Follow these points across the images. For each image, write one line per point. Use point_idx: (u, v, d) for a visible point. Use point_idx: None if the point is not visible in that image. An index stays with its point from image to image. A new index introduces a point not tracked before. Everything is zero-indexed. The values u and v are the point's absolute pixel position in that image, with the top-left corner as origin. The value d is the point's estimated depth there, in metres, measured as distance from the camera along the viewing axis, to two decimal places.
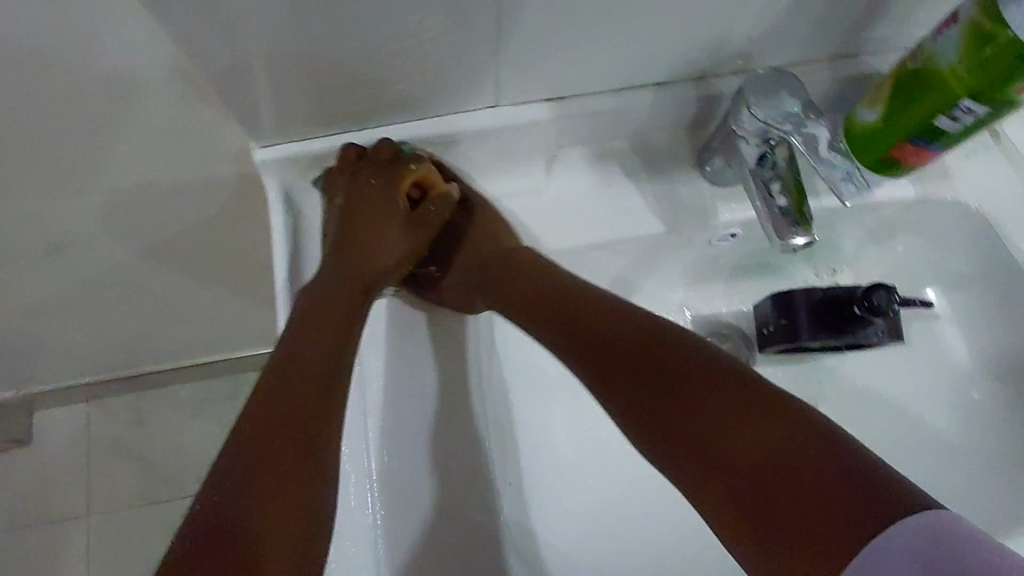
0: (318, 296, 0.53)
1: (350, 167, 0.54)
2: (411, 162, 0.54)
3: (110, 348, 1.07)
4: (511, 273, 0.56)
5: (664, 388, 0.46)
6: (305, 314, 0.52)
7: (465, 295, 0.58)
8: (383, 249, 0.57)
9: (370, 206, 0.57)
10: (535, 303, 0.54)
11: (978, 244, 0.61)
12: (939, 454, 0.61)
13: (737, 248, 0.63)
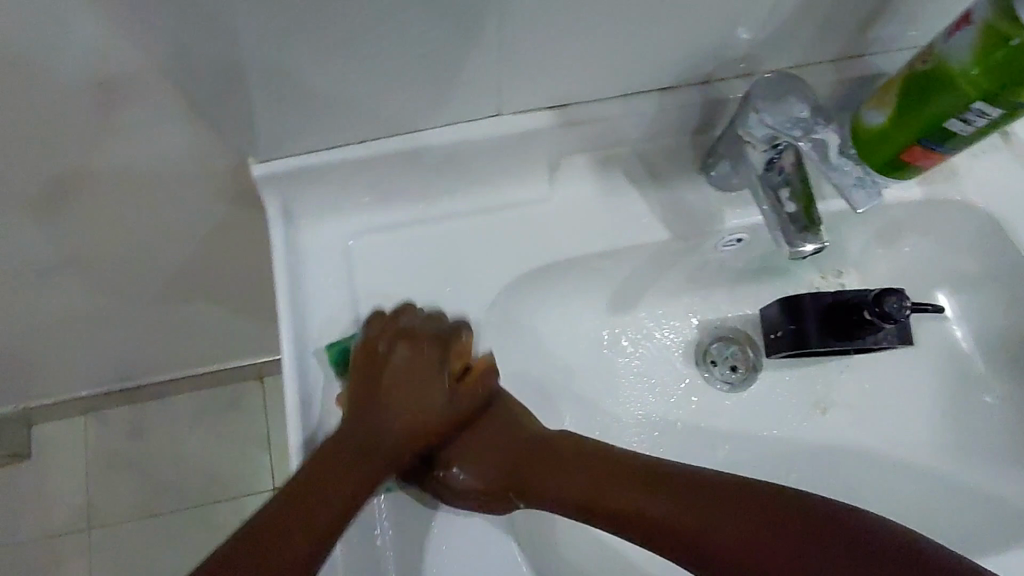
0: (347, 447, 0.48)
1: (396, 330, 0.51)
2: (461, 342, 0.51)
3: (108, 362, 1.06)
4: (537, 467, 0.50)
5: (661, 516, 0.45)
6: (333, 455, 0.47)
7: (487, 487, 0.50)
8: (414, 406, 0.49)
9: (407, 370, 0.50)
10: (558, 479, 0.49)
11: (985, 244, 0.60)
12: (949, 457, 0.61)
13: (742, 252, 0.62)
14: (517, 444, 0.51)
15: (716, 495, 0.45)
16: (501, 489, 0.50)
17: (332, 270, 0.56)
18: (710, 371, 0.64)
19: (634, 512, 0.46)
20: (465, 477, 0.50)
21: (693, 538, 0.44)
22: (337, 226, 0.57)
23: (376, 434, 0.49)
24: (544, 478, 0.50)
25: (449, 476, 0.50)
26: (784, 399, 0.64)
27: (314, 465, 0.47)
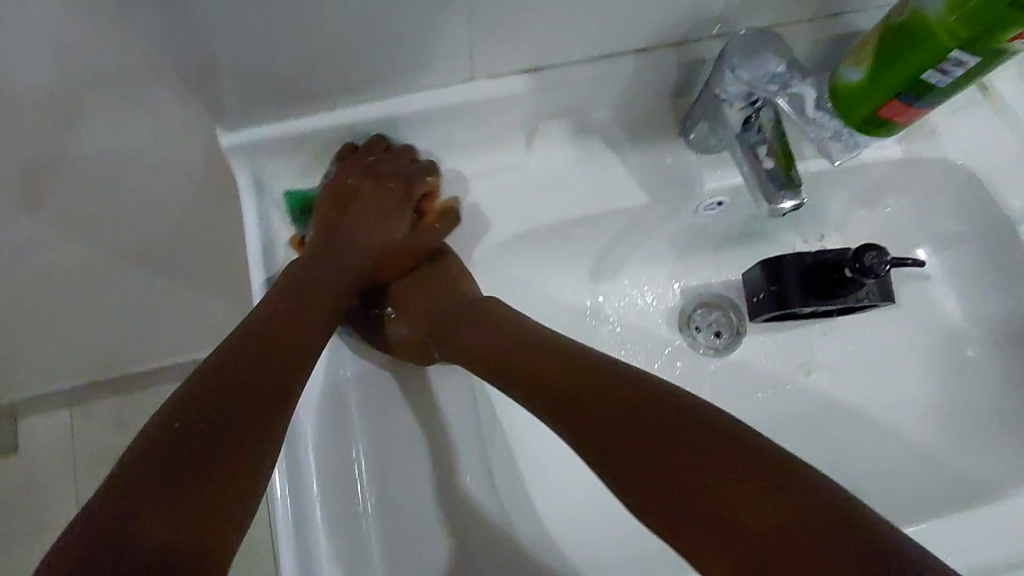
0: (301, 284, 0.51)
1: (365, 163, 0.53)
2: (429, 181, 0.54)
3: (90, 353, 1.04)
4: (465, 316, 0.53)
5: (603, 414, 0.43)
6: (286, 292, 0.50)
7: (417, 331, 0.54)
8: (374, 245, 0.55)
9: (369, 205, 0.54)
10: (488, 330, 0.52)
11: (966, 201, 0.60)
12: (934, 415, 0.61)
13: (724, 217, 0.62)
14: (455, 302, 0.55)
15: (660, 407, 0.41)
16: (434, 334, 0.54)
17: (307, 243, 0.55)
18: (694, 336, 0.64)
19: (575, 407, 0.44)
20: (400, 328, 0.54)
21: (634, 449, 0.41)
22: (312, 199, 0.56)
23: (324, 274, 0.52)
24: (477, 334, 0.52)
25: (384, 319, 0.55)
26: (768, 363, 0.64)
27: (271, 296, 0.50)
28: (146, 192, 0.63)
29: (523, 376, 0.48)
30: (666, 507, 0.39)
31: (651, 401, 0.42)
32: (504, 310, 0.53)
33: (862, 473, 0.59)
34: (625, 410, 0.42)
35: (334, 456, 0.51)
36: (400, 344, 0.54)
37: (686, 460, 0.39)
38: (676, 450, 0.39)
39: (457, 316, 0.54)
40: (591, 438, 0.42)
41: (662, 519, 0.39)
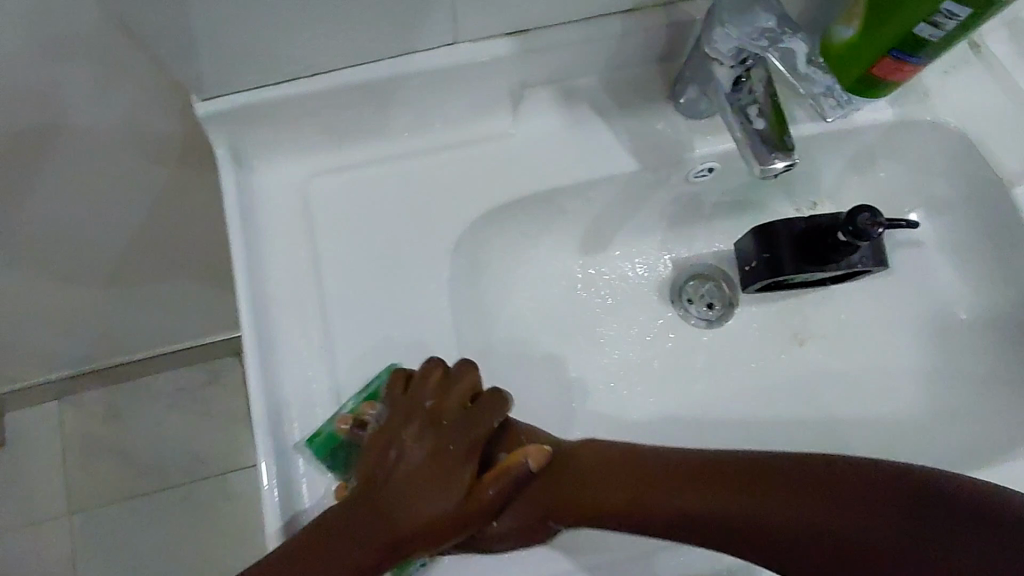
0: (364, 523, 0.40)
1: (424, 411, 0.43)
2: (495, 415, 0.43)
3: (75, 344, 1.02)
4: (567, 496, 0.42)
5: (748, 522, 0.37)
6: (329, 539, 0.40)
7: (525, 523, 0.43)
8: (437, 510, 0.40)
9: (431, 466, 0.41)
10: (596, 493, 0.42)
11: (959, 164, 0.59)
12: (931, 381, 0.60)
13: (715, 184, 0.61)
14: (559, 493, 0.42)
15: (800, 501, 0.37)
16: (538, 526, 0.43)
17: (287, 213, 0.53)
18: (687, 308, 0.63)
19: (721, 531, 0.38)
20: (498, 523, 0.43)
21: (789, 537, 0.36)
22: (293, 168, 0.55)
23: (397, 535, 0.40)
24: (585, 503, 0.42)
25: (482, 531, 0.43)
26: (762, 333, 0.63)
27: (317, 524, 0.41)
28: (122, 169, 0.61)
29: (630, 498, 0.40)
30: None
31: (784, 480, 0.38)
32: (631, 461, 0.42)
33: (859, 440, 0.58)
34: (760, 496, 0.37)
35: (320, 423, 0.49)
36: (507, 542, 0.43)
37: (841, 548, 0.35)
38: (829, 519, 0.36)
39: (571, 508, 0.42)
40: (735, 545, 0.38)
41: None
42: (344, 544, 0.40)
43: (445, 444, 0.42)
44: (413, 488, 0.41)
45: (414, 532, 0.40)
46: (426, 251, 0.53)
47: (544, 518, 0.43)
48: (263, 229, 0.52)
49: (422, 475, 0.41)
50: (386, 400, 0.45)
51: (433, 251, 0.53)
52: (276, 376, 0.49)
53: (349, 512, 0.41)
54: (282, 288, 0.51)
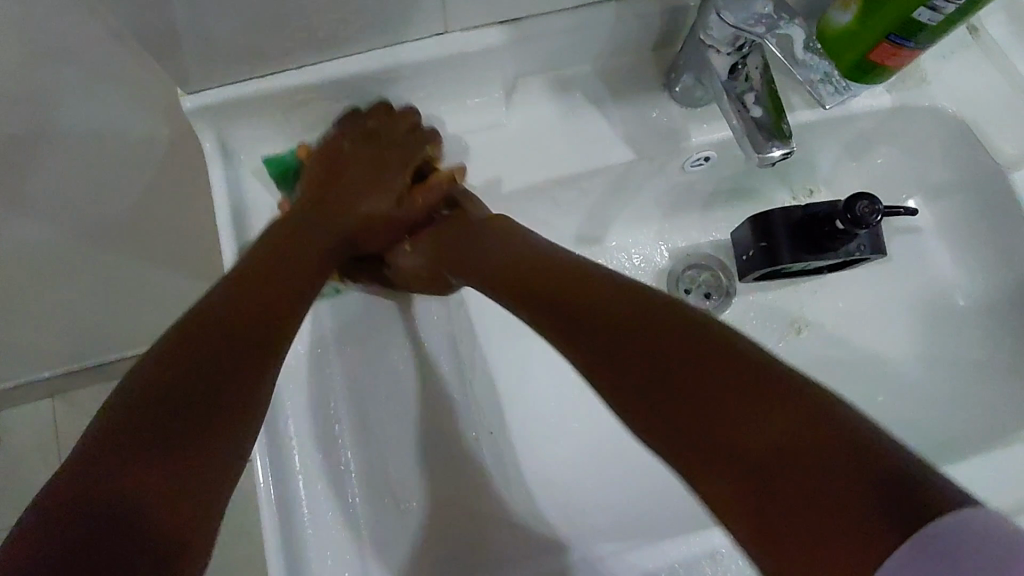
0: (311, 220, 0.51)
1: (361, 127, 0.53)
2: (425, 147, 0.53)
3: (66, 342, 1.01)
4: (461, 238, 0.53)
5: (642, 364, 0.37)
6: (271, 256, 0.47)
7: (426, 269, 0.54)
8: (359, 213, 0.54)
9: (365, 170, 0.54)
10: (473, 253, 0.52)
11: (956, 149, 0.59)
12: (928, 368, 0.60)
13: (711, 173, 0.60)
14: (460, 244, 0.53)
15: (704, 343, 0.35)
16: (436, 270, 0.53)
17: (279, 210, 0.52)
18: (683, 298, 0.63)
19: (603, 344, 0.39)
20: (408, 256, 0.55)
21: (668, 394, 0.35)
22: None
23: (316, 261, 0.50)
24: (473, 251, 0.52)
25: (394, 255, 0.55)
26: (758, 322, 0.63)
27: (273, 234, 0.49)
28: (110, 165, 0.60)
29: (517, 284, 0.48)
30: (695, 453, 0.33)
31: (697, 340, 0.35)
32: (509, 226, 0.52)
33: None
34: (662, 348, 0.36)
35: (319, 426, 0.49)
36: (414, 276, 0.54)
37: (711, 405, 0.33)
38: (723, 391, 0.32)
39: (455, 259, 0.53)
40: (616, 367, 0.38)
41: (683, 451, 0.33)
42: (273, 258, 0.47)
43: (386, 161, 0.53)
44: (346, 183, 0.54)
45: (345, 230, 0.53)
46: None
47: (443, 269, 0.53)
48: (254, 228, 0.52)
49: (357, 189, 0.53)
50: (322, 143, 0.53)
51: None
52: None
53: (283, 225, 0.49)
54: None
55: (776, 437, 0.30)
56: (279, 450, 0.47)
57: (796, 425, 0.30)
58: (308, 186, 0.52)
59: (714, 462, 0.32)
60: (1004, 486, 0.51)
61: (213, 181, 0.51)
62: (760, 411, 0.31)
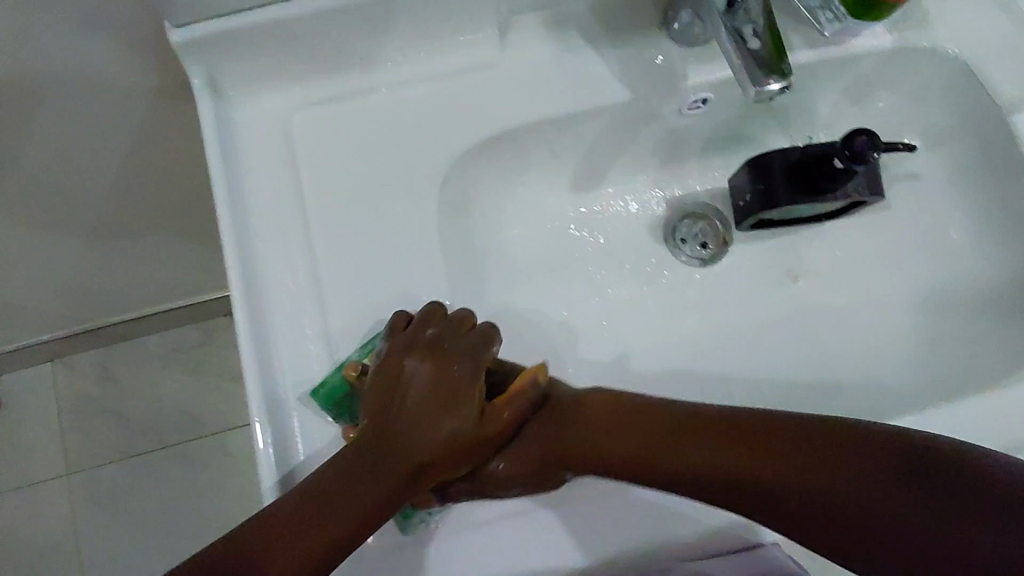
0: (379, 451, 0.42)
1: (418, 341, 0.46)
2: (490, 351, 0.46)
3: (61, 303, 1.00)
4: (563, 441, 0.46)
5: (773, 493, 0.38)
6: (350, 478, 0.41)
7: (529, 476, 0.46)
8: (442, 439, 0.43)
9: (437, 393, 0.44)
10: (594, 441, 0.45)
11: (955, 93, 0.58)
12: (928, 314, 0.60)
13: (709, 118, 0.59)
14: (564, 438, 0.46)
15: (739, 429, 0.41)
16: (544, 473, 0.46)
17: (271, 148, 0.52)
18: (679, 247, 0.62)
19: (698, 479, 0.41)
20: (506, 467, 0.46)
21: (803, 506, 0.37)
22: (274, 102, 0.53)
23: (399, 488, 0.42)
24: (600, 445, 0.45)
25: (488, 469, 0.46)
26: (755, 270, 0.62)
27: (330, 475, 0.41)
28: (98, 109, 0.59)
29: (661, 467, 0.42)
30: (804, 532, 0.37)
31: (808, 442, 0.38)
32: (618, 402, 0.46)
33: (853, 376, 0.58)
34: (779, 471, 0.38)
35: (312, 359, 0.49)
36: (513, 484, 0.46)
37: (791, 484, 0.37)
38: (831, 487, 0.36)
39: (565, 452, 0.46)
40: (706, 484, 0.41)
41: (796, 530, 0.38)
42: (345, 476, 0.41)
43: (455, 372, 0.45)
44: (415, 403, 0.43)
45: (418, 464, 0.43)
46: (412, 184, 0.52)
47: (552, 464, 0.46)
48: (244, 166, 0.51)
49: (435, 414, 0.43)
50: (378, 369, 0.45)
51: (420, 186, 0.52)
52: (263, 306, 0.49)
53: (354, 475, 0.41)
54: (266, 220, 0.51)
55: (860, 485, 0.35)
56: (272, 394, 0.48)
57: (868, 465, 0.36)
58: (370, 409, 0.44)
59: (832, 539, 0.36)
60: (1005, 426, 0.50)
61: (203, 116, 0.50)
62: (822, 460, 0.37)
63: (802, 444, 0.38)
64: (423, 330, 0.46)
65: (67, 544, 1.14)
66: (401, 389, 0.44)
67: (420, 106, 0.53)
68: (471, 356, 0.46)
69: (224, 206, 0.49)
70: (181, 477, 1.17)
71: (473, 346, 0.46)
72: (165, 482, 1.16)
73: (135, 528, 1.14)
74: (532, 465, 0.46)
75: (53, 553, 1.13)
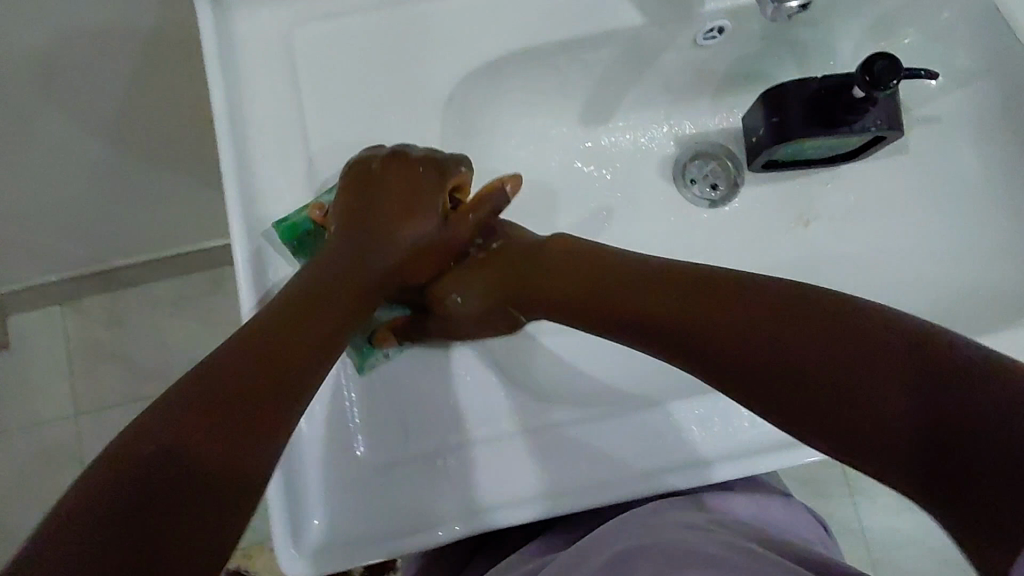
0: (342, 253, 0.47)
1: (394, 150, 0.48)
2: (459, 171, 0.49)
3: (68, 244, 1.00)
4: (521, 271, 0.50)
5: (718, 336, 0.39)
6: (314, 295, 0.44)
7: (486, 312, 0.50)
8: (406, 243, 0.49)
9: (403, 203, 0.49)
10: (548, 283, 0.49)
11: (983, 31, 0.56)
12: (943, 259, 0.58)
13: (725, 50, 0.57)
14: (506, 278, 0.50)
15: (700, 287, 0.42)
16: (503, 309, 0.50)
17: (271, 64, 0.51)
18: (688, 188, 0.61)
19: (659, 334, 0.42)
20: (466, 301, 0.50)
21: (778, 376, 0.36)
22: (274, 17, 0.51)
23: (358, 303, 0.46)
24: (543, 290, 0.49)
25: (448, 300, 0.50)
26: (765, 212, 0.61)
27: (308, 276, 0.45)
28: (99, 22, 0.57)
29: (606, 306, 0.46)
30: (783, 407, 0.36)
31: (802, 313, 0.37)
32: (570, 248, 0.50)
33: None
34: (762, 337, 0.37)
35: None
36: (469, 313, 0.50)
37: (766, 345, 0.37)
38: (795, 358, 0.35)
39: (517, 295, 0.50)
40: (676, 338, 0.41)
41: (775, 407, 0.36)
42: (328, 292, 0.44)
43: (423, 214, 0.49)
44: (387, 232, 0.49)
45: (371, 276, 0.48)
46: (415, 105, 0.51)
47: (505, 305, 0.50)
48: (244, 82, 0.50)
49: (402, 230, 0.49)
50: (351, 165, 0.48)
51: (424, 106, 0.51)
52: (261, 231, 0.48)
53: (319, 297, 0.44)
54: (264, 141, 0.50)
55: (873, 387, 0.33)
56: None
57: (852, 352, 0.34)
58: (332, 251, 0.47)
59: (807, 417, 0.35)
60: None
61: (204, 29, 0.49)
62: (815, 338, 0.35)
63: (797, 320, 0.36)
64: (381, 162, 0.48)
65: None
66: (366, 197, 0.48)
67: (426, 23, 0.52)
68: (437, 191, 0.49)
69: (224, 123, 0.48)
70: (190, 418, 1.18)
71: (441, 180, 0.49)
72: None
73: None
74: (490, 297, 0.50)
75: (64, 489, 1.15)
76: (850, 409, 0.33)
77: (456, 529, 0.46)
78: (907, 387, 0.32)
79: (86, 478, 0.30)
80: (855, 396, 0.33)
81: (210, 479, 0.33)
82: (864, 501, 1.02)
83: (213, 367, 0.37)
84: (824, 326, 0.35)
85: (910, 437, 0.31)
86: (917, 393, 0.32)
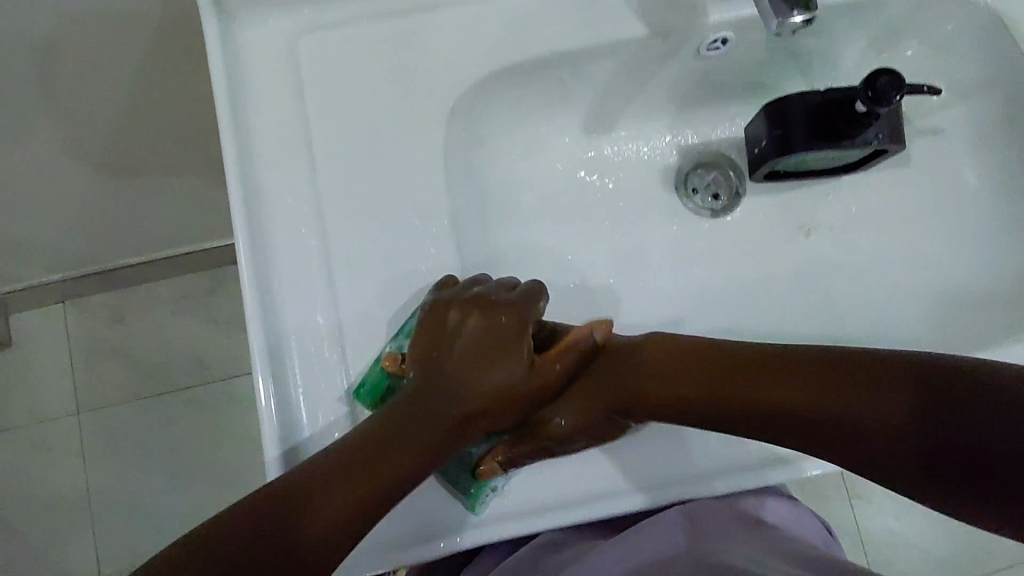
0: (436, 394, 0.45)
1: (472, 297, 0.47)
2: (538, 303, 0.49)
3: (71, 244, 1.00)
4: (632, 381, 0.48)
5: (799, 405, 0.41)
6: (397, 431, 0.43)
7: (592, 425, 0.47)
8: (492, 387, 0.46)
9: (484, 344, 0.47)
10: (653, 390, 0.47)
11: (986, 44, 0.56)
12: (943, 272, 0.58)
13: (728, 61, 0.57)
14: (618, 377, 0.48)
15: (777, 359, 0.44)
16: (607, 416, 0.48)
17: (276, 73, 0.51)
18: (690, 197, 0.61)
19: (752, 424, 0.44)
20: (570, 417, 0.47)
21: (856, 442, 0.39)
22: (279, 25, 0.52)
23: (452, 428, 0.45)
24: (646, 389, 0.47)
25: (550, 423, 0.47)
26: (767, 222, 0.61)
27: (389, 412, 0.44)
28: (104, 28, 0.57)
29: (711, 411, 0.45)
30: (871, 470, 0.39)
31: (878, 384, 0.39)
32: (668, 346, 0.48)
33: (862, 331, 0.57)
34: (838, 410, 0.40)
35: (314, 291, 0.49)
36: (574, 435, 0.47)
37: (843, 418, 0.40)
38: (869, 424, 0.39)
39: (624, 398, 0.47)
40: (762, 425, 0.43)
41: (864, 468, 0.40)
42: (413, 445, 0.43)
43: (510, 320, 0.47)
44: (475, 374, 0.46)
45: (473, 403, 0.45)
46: (420, 115, 0.51)
47: (610, 413, 0.48)
48: (249, 92, 0.50)
49: (490, 380, 0.46)
50: (427, 309, 0.47)
51: (428, 116, 0.51)
52: (265, 241, 0.49)
53: (410, 414, 0.44)
54: (269, 150, 0.50)
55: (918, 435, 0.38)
56: (275, 324, 0.48)
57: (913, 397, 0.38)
58: (419, 383, 0.45)
59: (883, 469, 0.39)
60: None
61: (210, 39, 0.50)
62: (877, 402, 0.39)
63: (864, 378, 0.40)
64: (456, 303, 0.47)
65: (79, 478, 1.16)
66: (451, 327, 0.46)
67: (431, 33, 0.52)
68: (512, 305, 0.48)
69: (229, 132, 0.49)
70: (190, 417, 1.18)
71: (521, 319, 0.47)
72: (175, 422, 1.18)
73: (145, 464, 1.17)
74: (595, 411, 0.47)
75: (66, 487, 1.16)
76: (874, 447, 0.39)
77: (460, 540, 0.47)
78: (911, 415, 0.38)
79: (192, 561, 0.36)
80: (862, 426, 0.39)
81: (327, 530, 0.39)
82: (860, 505, 1.02)
83: (308, 491, 0.40)
84: (885, 387, 0.39)
85: (981, 481, 0.36)
86: (930, 418, 0.37)
